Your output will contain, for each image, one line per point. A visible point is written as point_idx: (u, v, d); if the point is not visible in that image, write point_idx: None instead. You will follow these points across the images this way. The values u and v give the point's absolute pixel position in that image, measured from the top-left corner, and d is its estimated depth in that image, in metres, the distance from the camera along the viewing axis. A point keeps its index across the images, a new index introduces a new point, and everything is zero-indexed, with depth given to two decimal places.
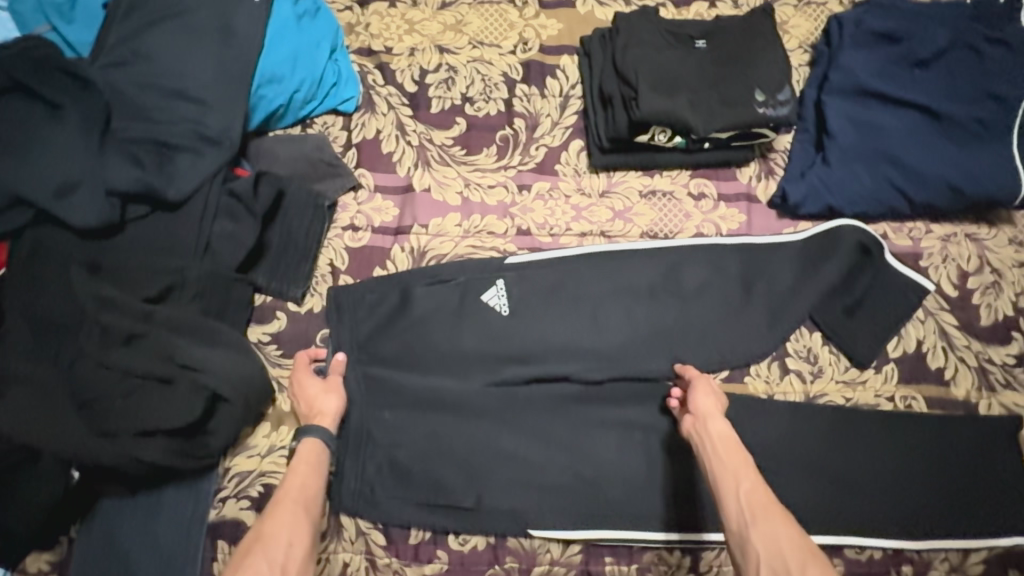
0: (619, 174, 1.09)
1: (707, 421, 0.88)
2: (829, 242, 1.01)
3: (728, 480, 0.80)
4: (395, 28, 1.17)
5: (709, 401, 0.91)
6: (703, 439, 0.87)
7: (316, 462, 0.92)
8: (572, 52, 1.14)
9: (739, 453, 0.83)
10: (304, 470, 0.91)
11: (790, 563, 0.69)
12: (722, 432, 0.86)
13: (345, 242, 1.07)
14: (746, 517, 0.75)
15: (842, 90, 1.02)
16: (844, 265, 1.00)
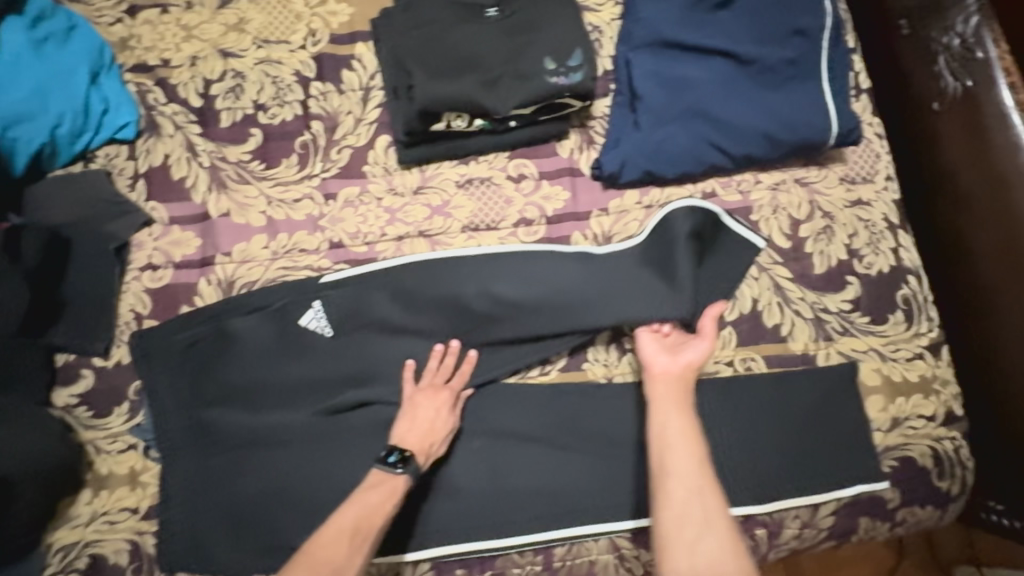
0: (433, 166, 1.01)
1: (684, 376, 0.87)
2: (660, 234, 0.96)
3: (683, 449, 0.79)
4: (171, 36, 1.06)
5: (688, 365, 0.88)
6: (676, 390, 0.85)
7: (398, 500, 0.82)
8: (366, 38, 1.04)
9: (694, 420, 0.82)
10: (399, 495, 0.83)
11: (719, 537, 0.71)
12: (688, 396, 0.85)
13: (145, 283, 0.99)
14: (700, 481, 0.76)
15: (645, 45, 0.94)
16: (680, 248, 0.93)
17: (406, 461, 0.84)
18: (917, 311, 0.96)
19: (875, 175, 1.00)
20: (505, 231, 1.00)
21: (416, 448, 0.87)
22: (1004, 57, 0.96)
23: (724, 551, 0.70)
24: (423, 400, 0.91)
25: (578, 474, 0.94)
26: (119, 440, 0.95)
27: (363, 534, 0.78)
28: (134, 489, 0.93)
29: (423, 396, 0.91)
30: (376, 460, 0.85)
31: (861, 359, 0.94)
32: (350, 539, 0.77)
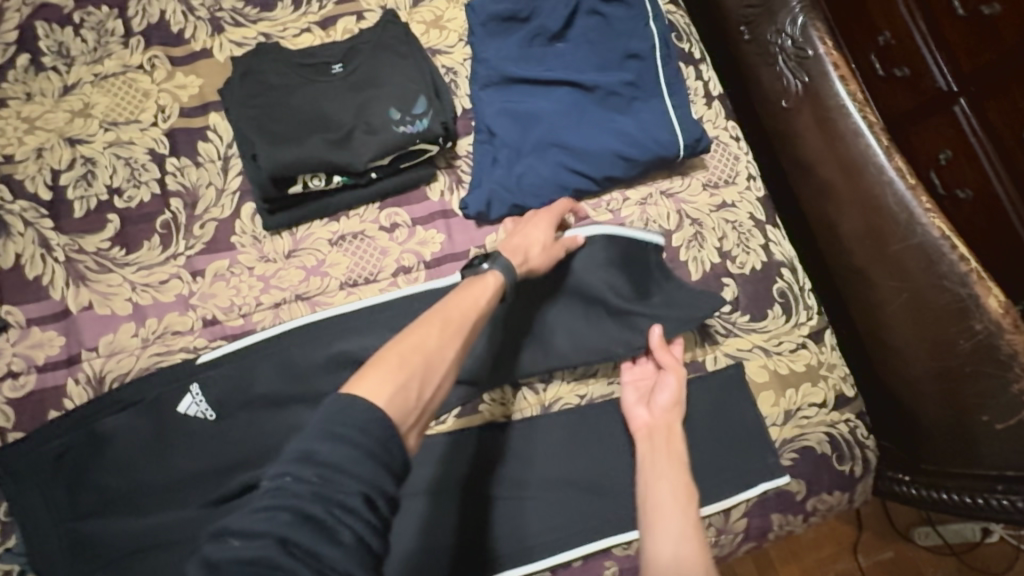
0: (304, 227, 0.99)
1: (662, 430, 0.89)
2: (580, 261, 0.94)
3: (672, 513, 0.81)
4: (13, 131, 1.02)
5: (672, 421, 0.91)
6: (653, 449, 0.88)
7: (486, 295, 0.81)
8: (219, 107, 1.02)
9: (682, 478, 0.85)
10: (489, 290, 0.82)
11: None
12: (672, 455, 0.87)
13: (4, 394, 0.92)
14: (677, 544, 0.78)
15: (491, 83, 0.96)
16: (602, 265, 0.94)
17: (493, 260, 0.85)
18: (793, 301, 0.99)
19: (736, 177, 1.03)
20: (385, 282, 0.99)
21: (504, 251, 0.87)
22: (833, 51, 1.00)
23: None
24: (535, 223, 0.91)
25: (484, 526, 0.87)
26: None
27: (453, 324, 0.75)
28: None
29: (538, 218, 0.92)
30: (465, 267, 0.87)
31: (747, 357, 0.96)
32: (441, 327, 0.74)
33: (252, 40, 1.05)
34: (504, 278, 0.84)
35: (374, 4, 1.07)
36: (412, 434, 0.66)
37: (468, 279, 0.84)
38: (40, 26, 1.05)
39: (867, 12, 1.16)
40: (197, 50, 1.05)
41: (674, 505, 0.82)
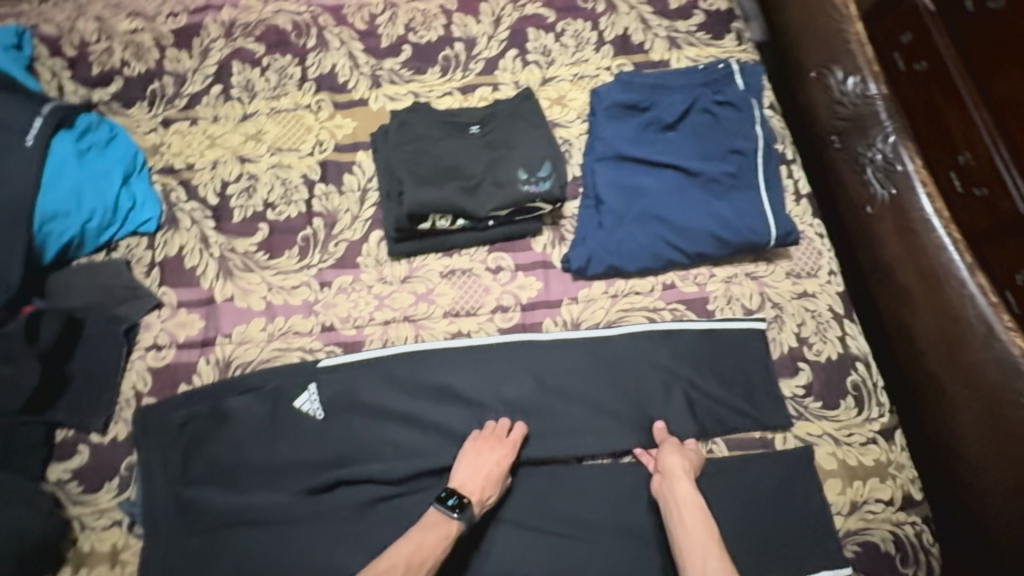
0: (420, 258, 1.13)
1: (674, 486, 0.94)
2: (665, 330, 1.06)
3: (697, 559, 0.88)
4: (197, 144, 1.22)
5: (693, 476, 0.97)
6: (670, 503, 0.94)
7: (443, 543, 0.90)
8: (367, 147, 1.20)
9: (705, 523, 0.91)
10: (450, 537, 0.91)
11: None
12: (690, 502, 0.93)
13: (148, 362, 1.07)
14: None
15: (606, 157, 1.09)
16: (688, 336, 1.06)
17: (462, 509, 0.92)
18: (867, 396, 1.03)
19: (818, 271, 1.10)
20: (484, 316, 1.09)
21: (472, 493, 0.94)
22: (921, 170, 1.08)
23: None
24: (486, 449, 0.98)
25: (548, 561, 0.96)
26: (105, 517, 0.98)
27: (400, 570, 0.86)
28: (112, 567, 0.96)
29: (497, 458, 0.97)
30: (436, 499, 0.94)
31: (816, 443, 1.00)
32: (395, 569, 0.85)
33: (403, 96, 1.23)
34: (466, 526, 0.93)
35: (509, 78, 1.24)
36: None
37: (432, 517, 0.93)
38: (235, 64, 1.28)
39: (946, 131, 1.08)
40: (356, 98, 1.24)
41: (696, 548, 0.88)
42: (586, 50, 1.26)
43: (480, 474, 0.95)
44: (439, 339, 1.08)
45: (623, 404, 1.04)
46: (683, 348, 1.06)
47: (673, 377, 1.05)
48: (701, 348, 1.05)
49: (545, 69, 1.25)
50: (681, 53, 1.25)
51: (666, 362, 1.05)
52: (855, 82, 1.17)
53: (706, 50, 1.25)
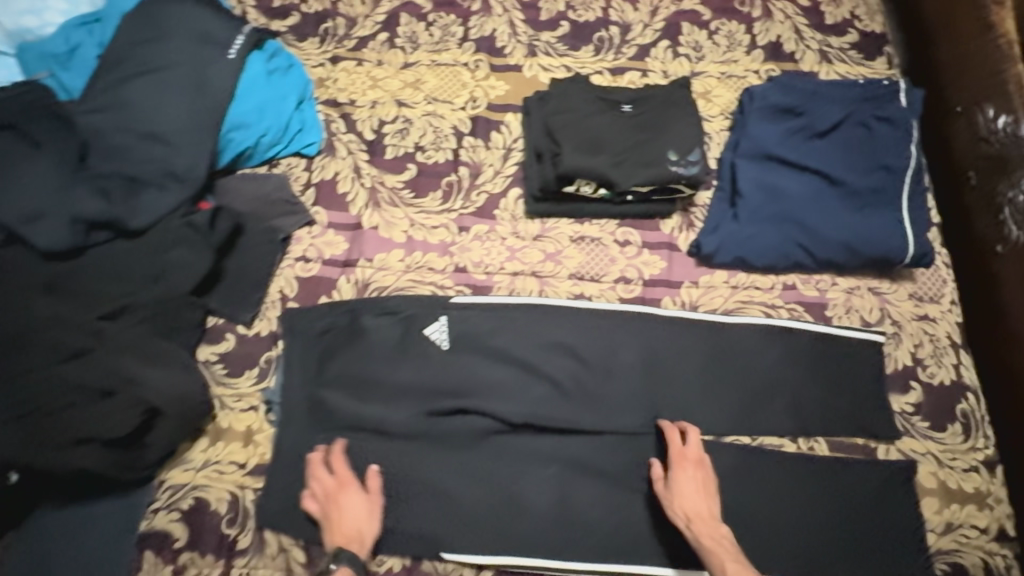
0: (553, 221, 1.19)
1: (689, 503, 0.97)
2: (785, 329, 1.08)
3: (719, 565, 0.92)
4: (361, 84, 1.31)
5: (702, 503, 0.98)
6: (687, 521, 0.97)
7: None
8: (516, 110, 1.27)
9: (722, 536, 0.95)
10: None
11: None
12: (703, 515, 0.97)
13: (296, 271, 1.16)
14: None
15: (751, 154, 1.13)
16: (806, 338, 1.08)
17: (337, 558, 0.94)
18: (975, 425, 1.04)
19: (941, 298, 1.11)
20: (607, 284, 1.15)
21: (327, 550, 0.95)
22: None
23: None
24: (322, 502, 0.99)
25: (640, 519, 1.02)
26: (244, 400, 1.08)
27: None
28: (245, 446, 1.05)
29: (332, 500, 0.99)
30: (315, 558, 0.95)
31: (919, 460, 1.02)
32: None
33: (556, 68, 1.30)
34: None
35: (658, 67, 1.29)
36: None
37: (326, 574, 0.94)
38: (403, 15, 1.36)
39: None
40: (511, 63, 1.31)
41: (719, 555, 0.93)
42: (736, 51, 1.30)
43: (336, 520, 0.97)
44: (562, 297, 1.14)
45: (729, 392, 1.07)
46: (801, 349, 1.08)
47: (788, 373, 1.07)
48: (818, 353, 1.07)
49: (694, 63, 1.29)
50: (830, 68, 1.28)
51: (780, 359, 1.07)
52: (1006, 122, 1.13)
53: (855, 68, 1.27)
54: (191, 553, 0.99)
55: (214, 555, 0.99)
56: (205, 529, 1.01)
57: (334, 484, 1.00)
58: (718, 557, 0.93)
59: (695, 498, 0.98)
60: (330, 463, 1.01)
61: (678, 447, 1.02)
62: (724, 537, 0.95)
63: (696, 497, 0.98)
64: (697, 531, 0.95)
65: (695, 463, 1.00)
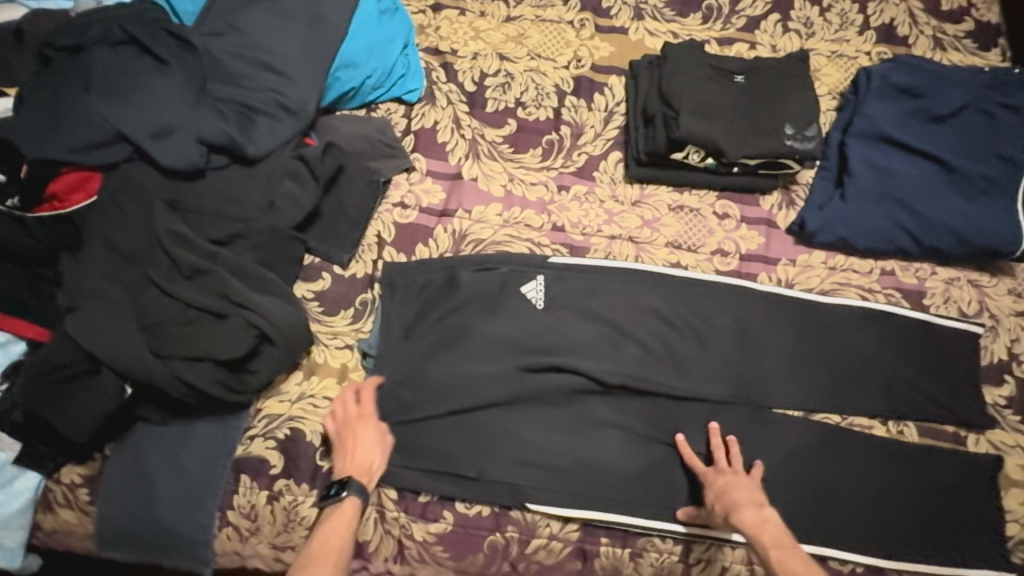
0: (652, 187, 1.18)
1: (727, 496, 0.93)
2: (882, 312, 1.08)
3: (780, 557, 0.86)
4: (462, 33, 1.28)
5: (745, 493, 0.94)
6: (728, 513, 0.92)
7: (353, 519, 0.94)
8: (620, 73, 1.25)
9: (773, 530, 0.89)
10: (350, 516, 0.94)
11: None
12: (749, 505, 0.92)
13: (394, 217, 1.15)
14: None
15: (864, 135, 1.13)
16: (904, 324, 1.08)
17: (347, 488, 0.94)
18: None
19: None
20: (703, 255, 1.14)
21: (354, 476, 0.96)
22: None
23: None
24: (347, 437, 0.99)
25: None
26: (338, 338, 1.09)
27: (332, 556, 0.90)
28: (340, 382, 1.06)
29: (348, 430, 1.00)
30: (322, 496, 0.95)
31: (1008, 453, 1.03)
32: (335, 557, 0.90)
33: (663, 34, 1.27)
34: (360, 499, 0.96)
35: (768, 41, 1.27)
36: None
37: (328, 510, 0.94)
38: None
39: None
40: (617, 25, 1.29)
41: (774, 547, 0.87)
42: (848, 31, 1.27)
43: (346, 449, 0.98)
44: (658, 264, 1.13)
45: (818, 370, 1.07)
46: (897, 334, 1.08)
47: (882, 356, 1.07)
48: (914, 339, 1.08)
49: (805, 39, 1.26)
50: (944, 55, 1.25)
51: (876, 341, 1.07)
52: None
53: (969, 57, 1.25)
54: (287, 481, 1.01)
55: (309, 484, 1.01)
56: (299, 458, 1.02)
57: (353, 416, 1.01)
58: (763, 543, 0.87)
59: (729, 490, 0.94)
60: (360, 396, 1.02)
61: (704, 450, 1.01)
62: (768, 520, 0.90)
63: (734, 489, 0.94)
64: (739, 519, 0.90)
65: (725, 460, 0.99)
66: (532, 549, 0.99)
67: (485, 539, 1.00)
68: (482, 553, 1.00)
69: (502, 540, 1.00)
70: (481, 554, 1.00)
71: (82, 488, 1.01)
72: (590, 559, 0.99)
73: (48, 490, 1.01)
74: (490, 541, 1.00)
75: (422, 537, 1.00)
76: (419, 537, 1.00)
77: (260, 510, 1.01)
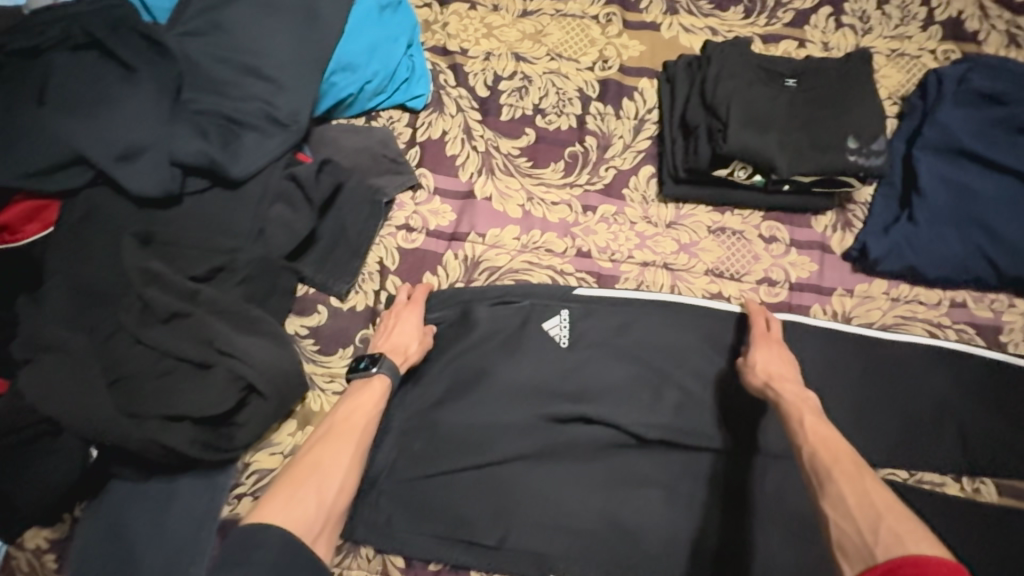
0: (689, 207, 1.04)
1: (771, 365, 0.88)
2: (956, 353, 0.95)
3: (817, 420, 0.79)
4: (473, 31, 1.14)
5: (786, 368, 0.88)
6: (769, 378, 0.87)
7: (380, 399, 0.86)
8: (652, 76, 1.11)
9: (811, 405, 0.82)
10: (374, 395, 0.86)
11: (879, 505, 0.64)
12: (789, 380, 0.86)
13: (398, 241, 1.02)
14: (838, 456, 0.72)
15: (934, 147, 0.99)
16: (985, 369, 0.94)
17: (379, 363, 0.88)
18: None
19: None
20: (748, 285, 1.01)
21: (386, 351, 0.90)
22: None
23: (896, 528, 0.61)
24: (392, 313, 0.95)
25: (793, 563, 0.85)
26: (336, 381, 0.96)
27: (355, 432, 0.82)
28: None
29: (393, 309, 0.95)
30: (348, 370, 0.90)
31: None
32: (348, 433, 0.82)
33: (700, 30, 1.13)
34: (390, 377, 0.89)
35: (819, 38, 1.12)
36: (321, 541, 0.73)
37: (354, 387, 0.88)
38: None
39: None
40: (647, 21, 1.14)
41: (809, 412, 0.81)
42: (910, 26, 1.12)
43: (390, 327, 0.94)
44: (697, 296, 1.00)
45: (884, 420, 0.94)
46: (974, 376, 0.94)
47: (954, 401, 0.94)
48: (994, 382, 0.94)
49: (861, 36, 1.11)
50: (1021, 55, 1.10)
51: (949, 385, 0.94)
52: None
53: None
54: None
55: None
56: None
57: (404, 301, 0.96)
58: (799, 407, 0.81)
59: (775, 359, 0.89)
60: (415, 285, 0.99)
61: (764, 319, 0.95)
62: (808, 397, 0.84)
63: (781, 362, 0.89)
64: (779, 389, 0.85)
65: (777, 332, 0.92)
66: None
67: None
68: None
69: None
70: None
71: (49, 554, 0.90)
72: None
73: (10, 558, 0.90)
74: None
75: None
76: None
77: None
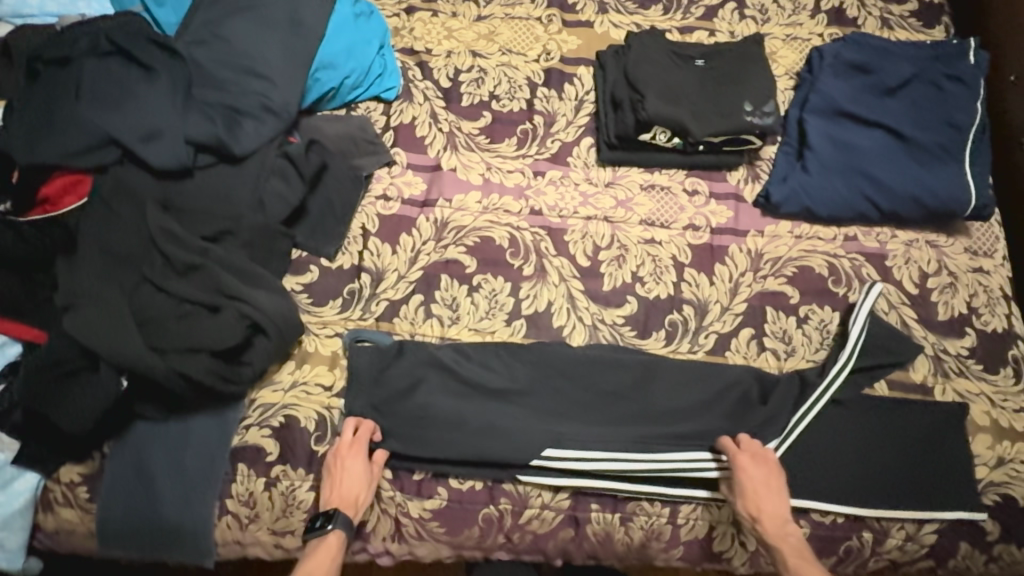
0: (624, 169, 1.23)
1: (760, 503, 0.96)
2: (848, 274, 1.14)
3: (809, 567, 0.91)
4: (436, 33, 1.34)
5: (775, 504, 0.96)
6: (756, 517, 0.95)
7: (336, 559, 0.94)
8: (589, 64, 1.31)
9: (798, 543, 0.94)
10: (332, 556, 0.94)
11: None
12: (777, 516, 0.95)
13: (377, 209, 1.19)
14: None
15: (820, 111, 1.20)
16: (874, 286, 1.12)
17: (334, 521, 0.95)
18: None
19: (994, 253, 1.17)
20: (676, 231, 1.19)
21: (337, 509, 0.97)
22: None
23: None
24: (339, 461, 1.00)
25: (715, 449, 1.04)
26: (328, 327, 1.11)
27: None
28: (331, 369, 1.09)
29: (340, 457, 1.00)
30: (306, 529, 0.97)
31: (972, 401, 1.08)
32: None
33: (626, 25, 1.34)
34: (345, 534, 0.96)
35: (726, 28, 1.33)
36: None
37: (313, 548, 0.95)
38: None
39: None
40: (583, 19, 1.35)
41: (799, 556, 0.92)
42: (801, 15, 1.34)
43: (337, 477, 0.99)
44: (633, 242, 1.18)
45: (791, 336, 1.12)
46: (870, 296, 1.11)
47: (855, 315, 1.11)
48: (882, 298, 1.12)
49: (761, 24, 1.33)
50: (892, 34, 1.32)
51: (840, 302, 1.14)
52: None
53: (914, 35, 1.32)
54: (285, 467, 1.03)
55: (305, 469, 1.03)
56: (296, 444, 1.04)
57: (348, 445, 1.01)
58: (782, 550, 0.92)
59: (763, 493, 0.97)
60: (359, 423, 1.03)
61: (732, 445, 1.01)
62: (791, 534, 0.94)
63: (771, 496, 0.97)
64: (766, 531, 0.94)
65: (764, 463, 0.99)
66: (526, 519, 1.03)
67: (480, 512, 1.03)
68: (477, 526, 1.03)
69: (496, 512, 1.03)
70: (477, 527, 1.03)
71: (82, 486, 1.03)
72: (582, 526, 1.03)
73: (47, 491, 1.03)
74: (485, 514, 1.03)
75: (418, 513, 1.03)
76: (416, 514, 1.03)
77: (258, 497, 1.03)
